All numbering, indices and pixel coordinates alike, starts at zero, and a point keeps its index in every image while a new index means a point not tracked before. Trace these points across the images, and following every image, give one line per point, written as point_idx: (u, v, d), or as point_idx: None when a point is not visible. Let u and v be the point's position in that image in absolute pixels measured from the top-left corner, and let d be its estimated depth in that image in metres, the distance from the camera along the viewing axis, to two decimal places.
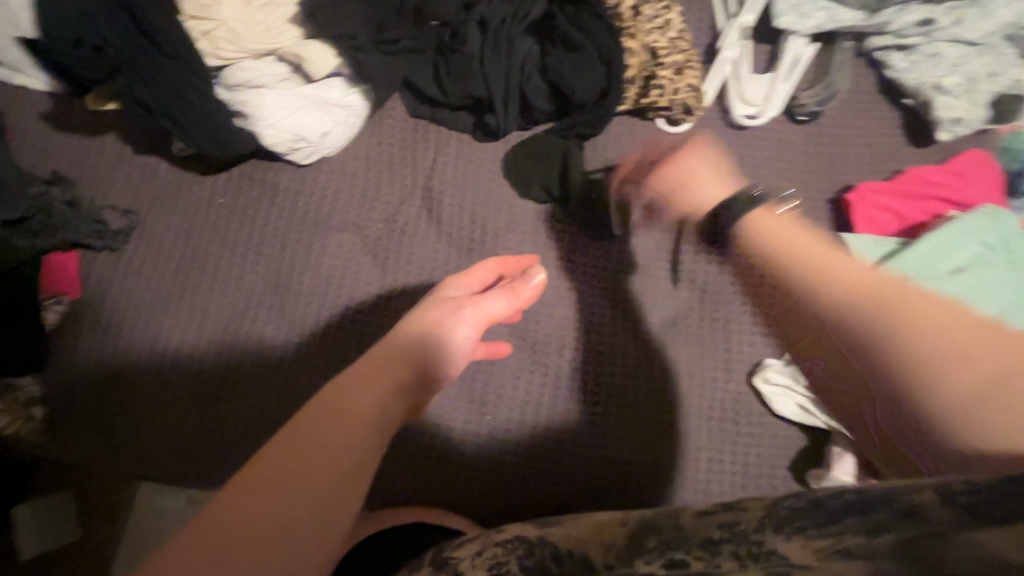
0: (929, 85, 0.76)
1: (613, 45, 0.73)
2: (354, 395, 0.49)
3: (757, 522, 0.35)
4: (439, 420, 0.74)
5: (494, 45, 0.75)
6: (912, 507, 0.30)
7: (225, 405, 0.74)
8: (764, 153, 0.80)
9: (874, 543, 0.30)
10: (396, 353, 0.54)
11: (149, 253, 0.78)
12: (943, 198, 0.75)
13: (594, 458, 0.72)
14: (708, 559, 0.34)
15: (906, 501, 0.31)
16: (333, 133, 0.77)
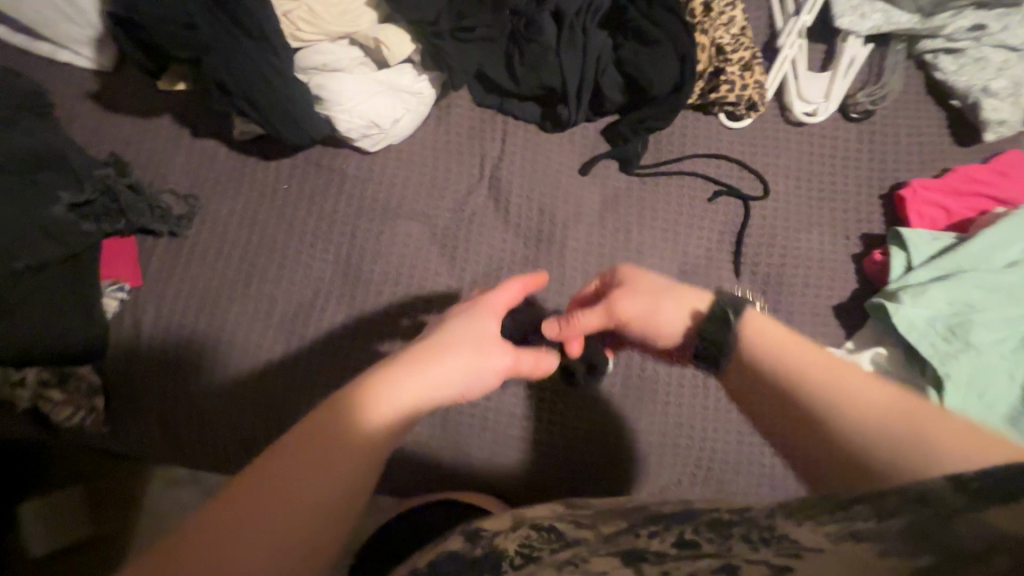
0: (977, 88, 0.79)
1: (685, 40, 0.75)
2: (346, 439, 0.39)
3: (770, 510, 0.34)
4: (513, 409, 0.75)
5: (569, 36, 0.75)
6: (926, 492, 0.27)
7: (294, 395, 0.73)
8: (822, 149, 0.83)
9: (884, 525, 0.27)
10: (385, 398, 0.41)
11: (212, 239, 0.76)
12: (989, 196, 0.79)
13: (666, 443, 0.74)
14: (722, 544, 0.33)
15: (921, 487, 0.28)
16: (403, 122, 0.76)
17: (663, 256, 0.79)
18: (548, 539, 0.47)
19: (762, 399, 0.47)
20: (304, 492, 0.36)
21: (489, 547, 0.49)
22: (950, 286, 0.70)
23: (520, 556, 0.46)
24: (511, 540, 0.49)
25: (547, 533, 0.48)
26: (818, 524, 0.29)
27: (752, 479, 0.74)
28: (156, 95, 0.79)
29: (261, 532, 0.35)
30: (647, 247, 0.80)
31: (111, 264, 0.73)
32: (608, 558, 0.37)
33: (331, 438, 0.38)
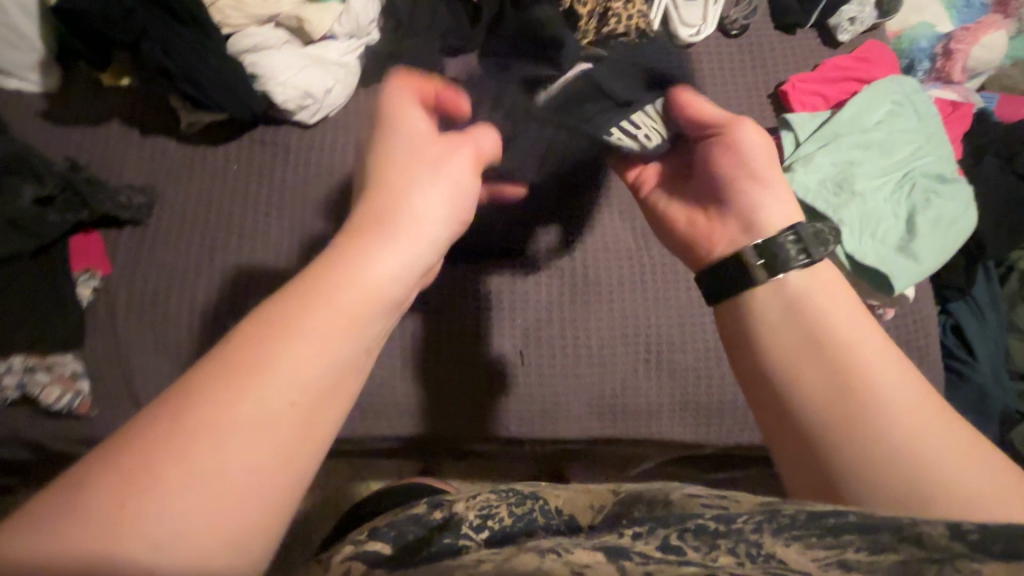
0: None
1: None
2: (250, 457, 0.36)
3: (751, 522, 0.38)
4: (478, 330, 0.81)
5: None
6: (920, 536, 0.33)
7: None
8: (709, 64, 0.94)
9: (873, 559, 0.33)
10: (320, 317, 0.40)
11: (172, 221, 0.81)
12: (856, 78, 0.91)
13: (619, 334, 0.82)
14: (705, 552, 0.36)
15: (912, 530, 0.34)
16: (336, 86, 0.83)
17: None
18: (512, 504, 0.54)
19: (784, 437, 0.51)
20: (226, 427, 0.36)
21: (450, 511, 0.56)
22: (831, 150, 0.80)
23: (482, 518, 0.53)
24: (471, 504, 0.56)
25: (508, 495, 0.57)
26: (806, 544, 0.35)
27: (701, 355, 0.81)
28: (101, 103, 0.84)
29: (193, 501, 0.34)
30: None
31: (83, 255, 0.77)
32: (590, 549, 0.39)
33: (194, 427, 0.35)
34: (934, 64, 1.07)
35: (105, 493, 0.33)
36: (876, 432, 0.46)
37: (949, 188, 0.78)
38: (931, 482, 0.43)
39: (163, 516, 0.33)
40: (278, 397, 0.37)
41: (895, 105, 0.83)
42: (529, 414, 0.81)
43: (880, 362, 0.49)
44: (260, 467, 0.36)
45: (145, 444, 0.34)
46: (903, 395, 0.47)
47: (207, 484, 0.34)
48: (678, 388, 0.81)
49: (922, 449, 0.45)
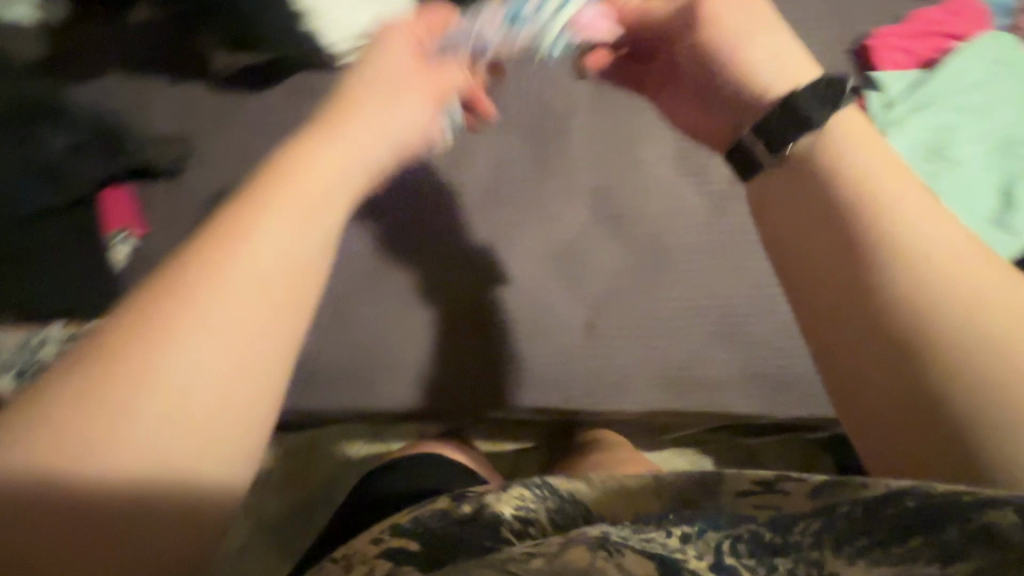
0: None
1: None
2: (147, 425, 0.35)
3: (808, 527, 0.37)
4: (540, 301, 0.77)
5: None
6: (982, 525, 0.33)
7: None
8: (790, 13, 0.87)
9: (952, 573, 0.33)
10: (161, 393, 0.36)
11: (210, 174, 0.74)
12: (946, 33, 0.85)
13: (689, 302, 0.78)
14: None
15: (975, 515, 0.34)
16: None
17: (658, 134, 0.83)
18: (552, 509, 0.45)
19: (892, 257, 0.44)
20: (129, 437, 0.35)
21: (482, 509, 0.47)
22: (927, 116, 0.76)
23: (517, 522, 0.45)
24: (501, 500, 0.47)
25: (541, 493, 0.46)
26: (871, 564, 0.35)
27: (773, 330, 0.79)
28: (133, 44, 0.77)
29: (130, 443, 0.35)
30: (642, 131, 0.83)
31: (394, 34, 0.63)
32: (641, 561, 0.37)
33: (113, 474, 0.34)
34: None
35: (151, 304, 0.38)
36: (929, 294, 0.42)
37: None
38: (923, 252, 0.43)
39: (308, 243, 0.43)
40: (175, 424, 0.36)
41: (992, 67, 0.78)
42: (597, 391, 0.76)
43: (961, 287, 0.42)
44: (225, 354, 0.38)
45: (312, 186, 0.45)
46: (934, 229, 0.44)
47: (297, 271, 0.42)
48: (752, 366, 0.78)
49: (951, 306, 0.41)
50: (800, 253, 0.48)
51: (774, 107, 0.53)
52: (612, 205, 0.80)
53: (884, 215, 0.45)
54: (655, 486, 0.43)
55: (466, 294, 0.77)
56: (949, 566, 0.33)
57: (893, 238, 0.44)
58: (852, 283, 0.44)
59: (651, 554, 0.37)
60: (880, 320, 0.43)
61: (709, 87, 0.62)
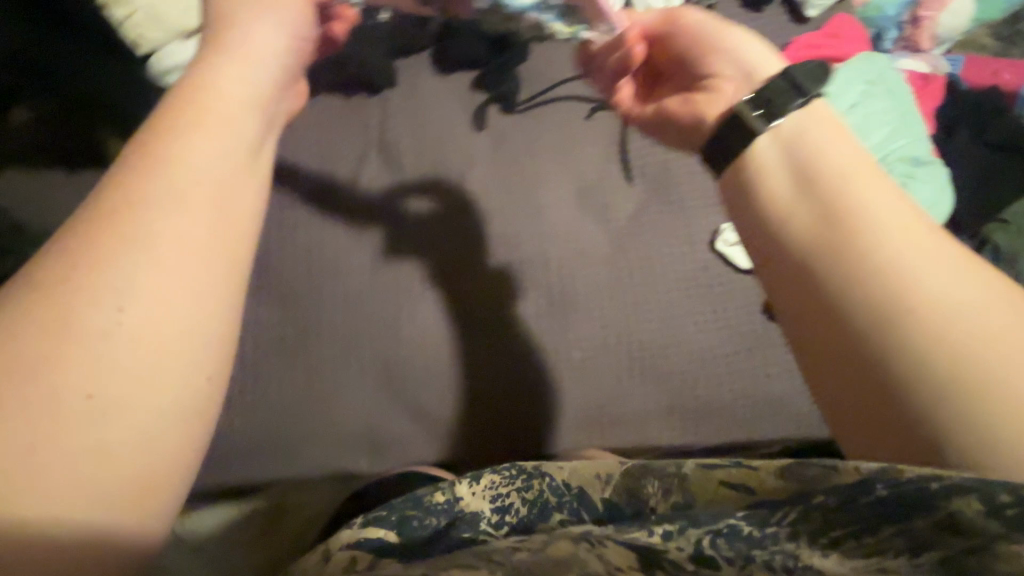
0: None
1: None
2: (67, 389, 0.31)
3: (784, 523, 0.36)
4: (453, 354, 0.78)
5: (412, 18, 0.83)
6: (953, 521, 0.32)
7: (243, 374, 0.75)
8: None
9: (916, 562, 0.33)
10: (60, 336, 0.32)
11: None
12: (829, 56, 0.87)
13: (598, 339, 0.80)
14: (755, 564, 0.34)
15: (945, 510, 0.33)
16: None
17: (557, 176, 0.85)
18: (519, 487, 0.49)
19: (875, 286, 0.41)
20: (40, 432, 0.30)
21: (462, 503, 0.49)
22: None
23: (496, 512, 0.48)
24: (478, 491, 0.49)
25: (512, 472, 0.51)
26: (841, 555, 0.34)
27: (682, 359, 0.81)
28: None
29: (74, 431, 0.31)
30: (541, 175, 0.85)
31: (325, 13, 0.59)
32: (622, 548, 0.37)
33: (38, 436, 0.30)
34: (902, 32, 1.04)
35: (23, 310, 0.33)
36: (904, 309, 0.40)
37: (927, 171, 0.75)
38: (913, 277, 0.40)
39: (205, 215, 0.38)
40: (109, 394, 0.32)
41: (866, 87, 0.80)
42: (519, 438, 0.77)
43: (966, 309, 0.40)
44: (140, 360, 0.33)
45: (221, 118, 0.42)
46: (910, 244, 0.42)
47: (189, 253, 0.37)
48: (664, 396, 0.80)
49: (949, 336, 0.39)
50: (787, 236, 0.45)
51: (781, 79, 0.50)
52: (518, 250, 0.82)
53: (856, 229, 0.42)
54: (631, 482, 0.44)
55: (377, 354, 0.77)
56: (917, 557, 0.33)
57: (881, 257, 0.41)
58: (815, 283, 0.43)
59: (636, 545, 0.37)
60: (882, 366, 0.40)
61: (696, 71, 0.57)
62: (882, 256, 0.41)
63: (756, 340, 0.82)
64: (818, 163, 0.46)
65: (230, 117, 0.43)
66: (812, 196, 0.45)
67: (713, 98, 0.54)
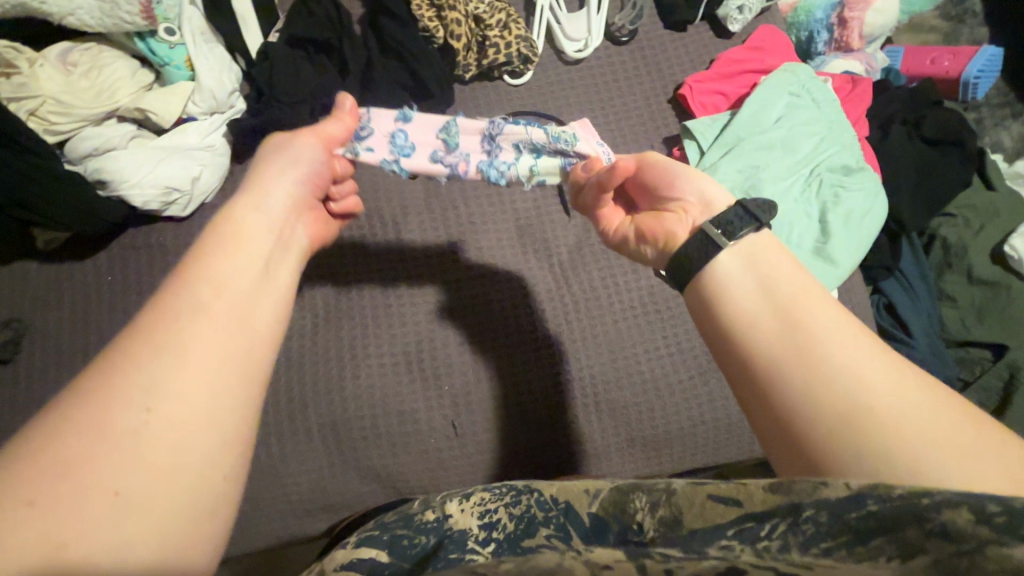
0: (733, 9, 0.90)
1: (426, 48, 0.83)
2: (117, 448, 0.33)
3: (774, 531, 0.33)
4: (403, 410, 0.76)
5: (333, 77, 0.82)
6: (948, 529, 0.29)
7: None
8: (602, 77, 0.90)
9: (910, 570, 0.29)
10: (94, 421, 0.34)
11: (47, 353, 0.74)
12: (753, 69, 0.88)
13: (551, 378, 0.79)
14: None
15: (935, 517, 0.30)
16: (209, 163, 0.77)
17: (496, 217, 0.85)
18: (508, 504, 0.42)
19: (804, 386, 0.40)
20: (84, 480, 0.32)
21: (442, 521, 0.42)
22: (735, 156, 0.77)
23: (484, 530, 0.41)
24: (464, 508, 0.42)
25: (500, 489, 0.44)
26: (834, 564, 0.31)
27: (637, 390, 0.79)
28: None
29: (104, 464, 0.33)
30: (479, 218, 0.84)
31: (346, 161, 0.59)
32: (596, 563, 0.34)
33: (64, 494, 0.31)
34: (832, 35, 1.04)
35: (89, 411, 0.34)
36: (857, 416, 0.38)
37: (858, 178, 0.76)
38: (844, 380, 0.39)
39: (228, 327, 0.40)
40: (140, 467, 0.33)
41: (792, 98, 0.81)
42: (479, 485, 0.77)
43: (907, 406, 0.37)
44: (180, 446, 0.35)
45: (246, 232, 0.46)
46: (842, 348, 0.40)
47: (223, 353, 0.39)
48: (622, 429, 0.79)
49: (889, 436, 0.36)
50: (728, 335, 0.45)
51: (734, 207, 0.49)
52: (460, 296, 0.81)
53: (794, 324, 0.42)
54: (617, 495, 0.39)
55: (323, 419, 0.74)
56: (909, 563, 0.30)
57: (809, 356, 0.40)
58: (763, 393, 0.41)
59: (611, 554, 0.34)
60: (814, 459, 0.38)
61: (664, 191, 0.56)
62: (808, 361, 0.40)
63: (710, 362, 0.81)
64: (765, 274, 0.46)
65: (246, 235, 0.46)
66: (763, 302, 0.44)
67: (680, 219, 0.53)
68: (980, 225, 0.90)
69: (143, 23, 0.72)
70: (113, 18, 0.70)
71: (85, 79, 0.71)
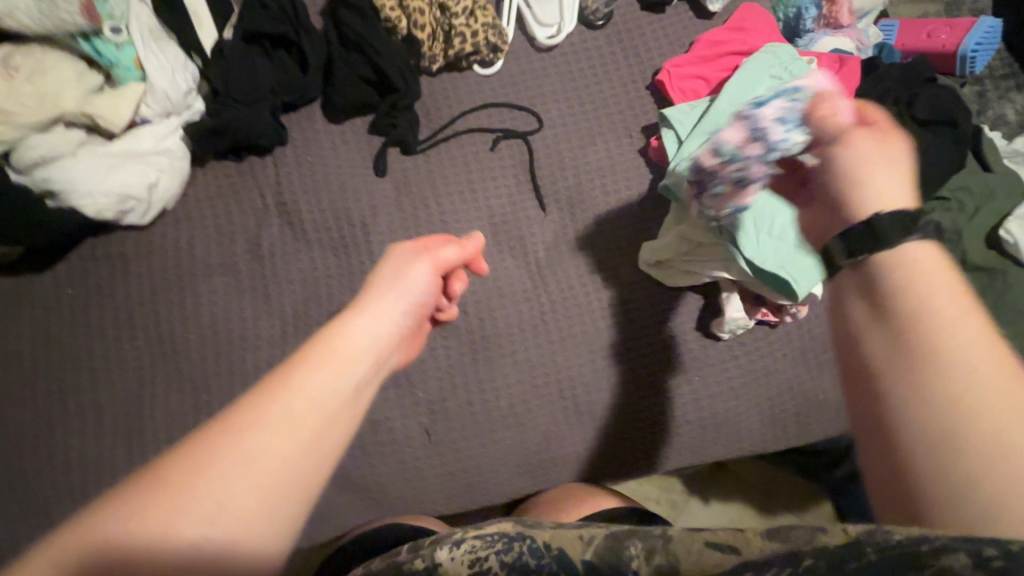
0: None
1: (388, 39, 0.80)
2: (231, 477, 0.36)
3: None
4: (376, 417, 0.74)
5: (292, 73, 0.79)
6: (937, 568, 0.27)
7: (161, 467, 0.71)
8: (577, 64, 0.86)
9: None
10: (220, 450, 0.37)
11: (10, 369, 0.72)
12: (735, 51, 0.83)
13: (528, 380, 0.77)
14: None
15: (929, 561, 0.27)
16: (166, 168, 0.74)
17: (470, 214, 0.81)
18: (499, 550, 0.41)
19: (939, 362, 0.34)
20: (199, 500, 0.35)
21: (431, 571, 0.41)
22: None
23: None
24: (454, 558, 0.42)
25: (492, 535, 0.43)
26: None
27: (618, 391, 0.77)
28: None
29: (215, 488, 0.35)
30: (453, 216, 0.81)
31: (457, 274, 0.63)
32: None
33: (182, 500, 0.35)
34: (821, 10, 0.98)
35: (213, 444, 0.37)
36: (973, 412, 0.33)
37: None
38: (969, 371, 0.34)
39: (301, 439, 0.39)
40: (232, 496, 0.35)
41: (775, 82, 0.77)
42: (457, 490, 0.75)
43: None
44: (236, 530, 0.35)
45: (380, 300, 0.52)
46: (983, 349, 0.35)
47: (315, 432, 0.40)
48: (603, 431, 0.77)
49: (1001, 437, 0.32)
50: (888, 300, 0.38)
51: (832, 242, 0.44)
52: None
53: (949, 304, 0.36)
54: (613, 543, 0.38)
55: None
56: None
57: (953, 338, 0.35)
58: (869, 348, 0.37)
59: None
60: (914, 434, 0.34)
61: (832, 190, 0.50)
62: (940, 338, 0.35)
63: (692, 359, 0.78)
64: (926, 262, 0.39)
65: (352, 357, 0.46)
66: (930, 272, 0.38)
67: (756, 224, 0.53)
68: (975, 209, 0.86)
69: (86, 22, 0.69)
70: (53, 18, 0.67)
71: (27, 83, 0.68)
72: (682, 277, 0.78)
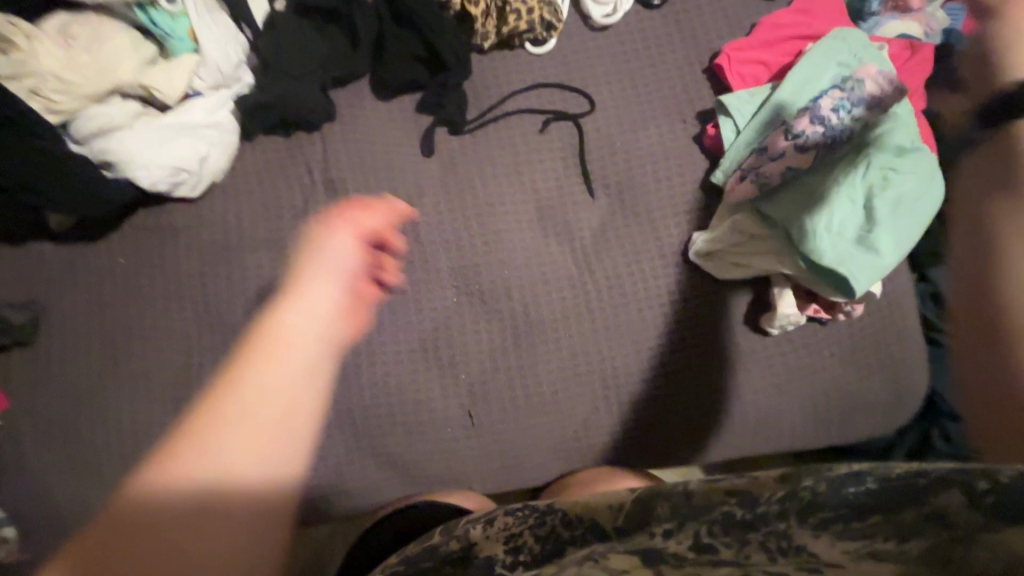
0: None
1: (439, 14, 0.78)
2: (234, 434, 0.40)
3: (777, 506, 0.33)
4: (418, 397, 0.75)
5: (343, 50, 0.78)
6: (940, 508, 0.30)
7: None
8: (632, 45, 0.83)
9: (905, 549, 0.30)
10: (237, 400, 0.41)
11: (65, 335, 0.73)
12: (802, 36, 0.79)
13: (570, 367, 0.76)
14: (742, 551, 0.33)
15: (931, 500, 0.30)
16: (214, 138, 0.74)
17: (516, 197, 0.80)
18: (534, 525, 0.44)
19: None
20: (210, 452, 0.39)
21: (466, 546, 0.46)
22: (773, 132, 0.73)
23: (509, 556, 0.43)
24: (487, 535, 0.45)
25: (523, 511, 0.46)
26: (837, 538, 0.31)
27: (660, 382, 0.76)
28: None
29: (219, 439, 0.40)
30: (498, 198, 0.79)
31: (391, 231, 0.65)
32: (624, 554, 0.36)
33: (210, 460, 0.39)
34: None
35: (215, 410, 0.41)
36: None
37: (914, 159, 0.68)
38: None
39: (274, 414, 0.41)
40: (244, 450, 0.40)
41: (840, 70, 0.75)
42: (495, 473, 0.76)
43: None
44: (267, 467, 0.41)
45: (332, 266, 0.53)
46: None
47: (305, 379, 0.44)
48: (642, 421, 0.77)
49: None
50: None
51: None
52: (475, 280, 0.78)
53: None
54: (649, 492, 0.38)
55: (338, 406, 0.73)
56: (906, 543, 0.30)
57: None
58: None
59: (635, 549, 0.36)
60: None
61: None
62: None
63: (738, 353, 0.77)
64: None
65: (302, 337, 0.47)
66: None
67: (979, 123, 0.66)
68: None
69: None
70: None
71: (85, 53, 0.68)
72: (735, 270, 0.76)
